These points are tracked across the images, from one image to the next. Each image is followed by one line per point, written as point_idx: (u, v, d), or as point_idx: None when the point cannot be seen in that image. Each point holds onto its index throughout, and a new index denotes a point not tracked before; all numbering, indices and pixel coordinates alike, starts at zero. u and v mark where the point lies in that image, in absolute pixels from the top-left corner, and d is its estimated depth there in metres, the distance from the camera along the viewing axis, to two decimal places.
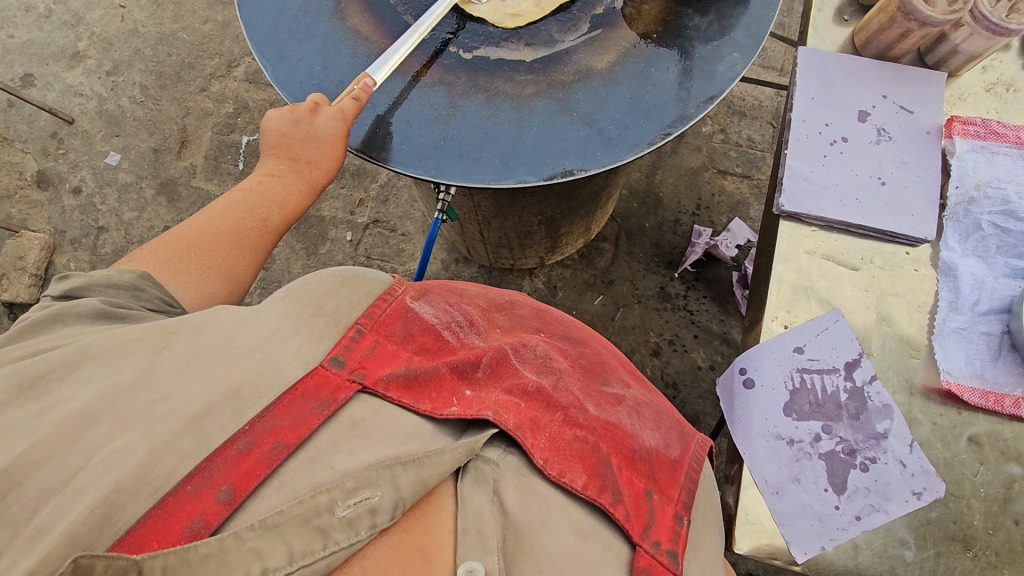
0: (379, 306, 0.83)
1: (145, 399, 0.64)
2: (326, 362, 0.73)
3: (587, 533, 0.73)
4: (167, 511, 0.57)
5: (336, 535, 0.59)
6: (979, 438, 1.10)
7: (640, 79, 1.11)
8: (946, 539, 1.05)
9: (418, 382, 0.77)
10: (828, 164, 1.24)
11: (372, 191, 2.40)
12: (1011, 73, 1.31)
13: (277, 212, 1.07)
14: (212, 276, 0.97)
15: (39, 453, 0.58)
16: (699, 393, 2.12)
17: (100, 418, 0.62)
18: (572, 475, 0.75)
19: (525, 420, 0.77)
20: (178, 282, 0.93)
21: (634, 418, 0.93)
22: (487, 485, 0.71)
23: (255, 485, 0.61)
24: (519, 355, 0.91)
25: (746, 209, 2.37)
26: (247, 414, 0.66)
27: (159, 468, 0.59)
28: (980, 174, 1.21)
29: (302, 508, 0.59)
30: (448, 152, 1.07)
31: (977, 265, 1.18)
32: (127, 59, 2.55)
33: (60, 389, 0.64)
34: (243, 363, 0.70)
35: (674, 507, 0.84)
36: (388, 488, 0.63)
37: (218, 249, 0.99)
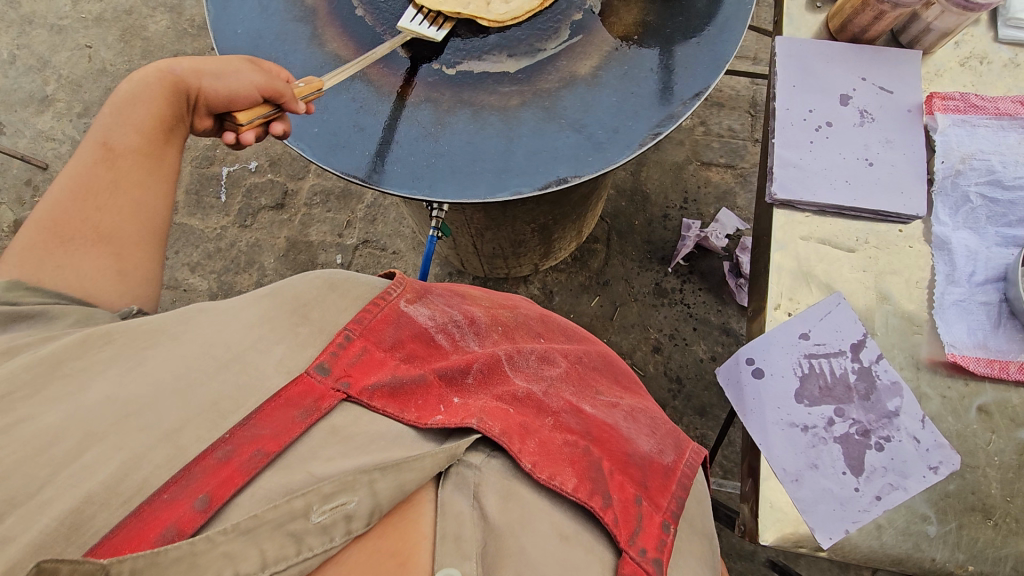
0: (368, 313, 0.81)
1: (115, 414, 0.61)
2: (312, 368, 0.71)
3: (569, 537, 0.69)
4: (143, 519, 0.56)
5: (311, 540, 0.58)
6: (988, 408, 1.11)
7: (625, 82, 1.11)
8: (966, 510, 1.06)
9: (405, 390, 0.75)
10: (815, 150, 1.25)
11: (359, 211, 2.39)
12: (983, 46, 1.33)
13: (125, 135, 0.94)
14: (89, 244, 0.87)
15: (2, 467, 0.55)
16: (703, 385, 2.13)
17: (70, 431, 0.59)
18: (563, 478, 0.72)
19: (512, 426, 0.75)
20: (54, 271, 0.82)
21: (630, 423, 0.93)
22: (467, 488, 0.69)
23: (233, 492, 0.59)
24: (512, 362, 0.90)
25: (733, 198, 2.39)
26: (226, 424, 0.64)
27: (131, 479, 0.58)
28: (964, 147, 1.23)
29: (277, 513, 0.57)
30: (442, 171, 1.06)
31: (969, 237, 1.19)
32: (98, 100, 2.51)
33: (20, 403, 0.60)
34: (226, 373, 0.68)
35: (663, 515, 0.78)
36: (364, 493, 0.61)
37: (75, 215, 0.87)
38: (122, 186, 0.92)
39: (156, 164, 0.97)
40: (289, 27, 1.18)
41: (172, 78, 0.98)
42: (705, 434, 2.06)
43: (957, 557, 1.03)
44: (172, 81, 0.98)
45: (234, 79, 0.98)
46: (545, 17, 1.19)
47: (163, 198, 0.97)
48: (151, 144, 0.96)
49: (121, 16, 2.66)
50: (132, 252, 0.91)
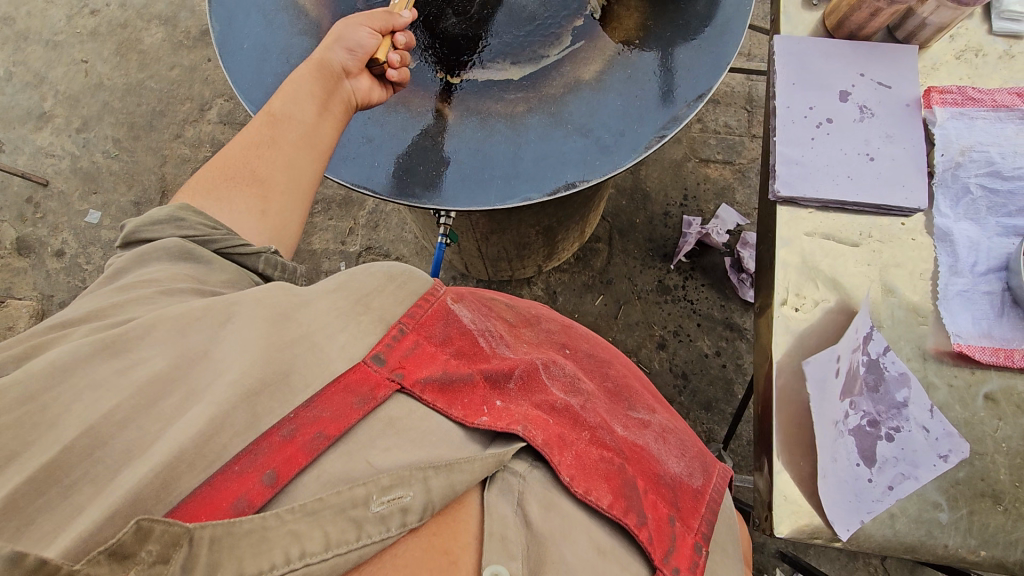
0: (419, 308, 0.82)
1: (210, 374, 0.62)
2: (369, 359, 0.70)
3: (607, 552, 0.72)
4: (217, 488, 0.57)
5: (369, 528, 0.59)
6: (995, 395, 1.13)
7: (629, 85, 1.13)
8: (977, 496, 1.08)
9: (453, 386, 0.74)
10: (817, 146, 1.27)
11: (361, 218, 2.40)
12: (978, 39, 1.35)
13: (287, 105, 0.94)
14: (245, 184, 0.89)
15: (120, 415, 0.57)
16: (709, 380, 2.15)
17: (174, 389, 0.60)
18: (598, 493, 0.74)
19: (553, 436, 0.75)
20: (212, 202, 0.87)
21: (660, 442, 0.94)
22: (512, 495, 0.70)
23: (297, 471, 0.60)
24: (549, 370, 0.90)
25: (732, 193, 2.41)
26: (297, 400, 0.64)
27: (216, 442, 0.58)
28: (963, 140, 1.25)
29: (339, 498, 0.59)
30: (452, 179, 1.07)
31: (971, 228, 1.21)
32: (96, 114, 2.51)
33: (138, 345, 0.62)
34: (299, 347, 0.67)
35: (694, 536, 0.82)
36: (419, 488, 0.62)
37: (238, 157, 0.90)
38: (280, 143, 0.92)
39: (310, 136, 0.95)
40: (294, 40, 1.19)
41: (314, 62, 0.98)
42: (712, 428, 2.08)
43: (969, 542, 1.06)
44: (318, 63, 0.99)
45: (348, 33, 1.02)
46: (546, 22, 1.20)
47: (315, 165, 0.96)
48: (307, 115, 0.95)
49: (116, 30, 2.66)
50: (278, 198, 0.91)
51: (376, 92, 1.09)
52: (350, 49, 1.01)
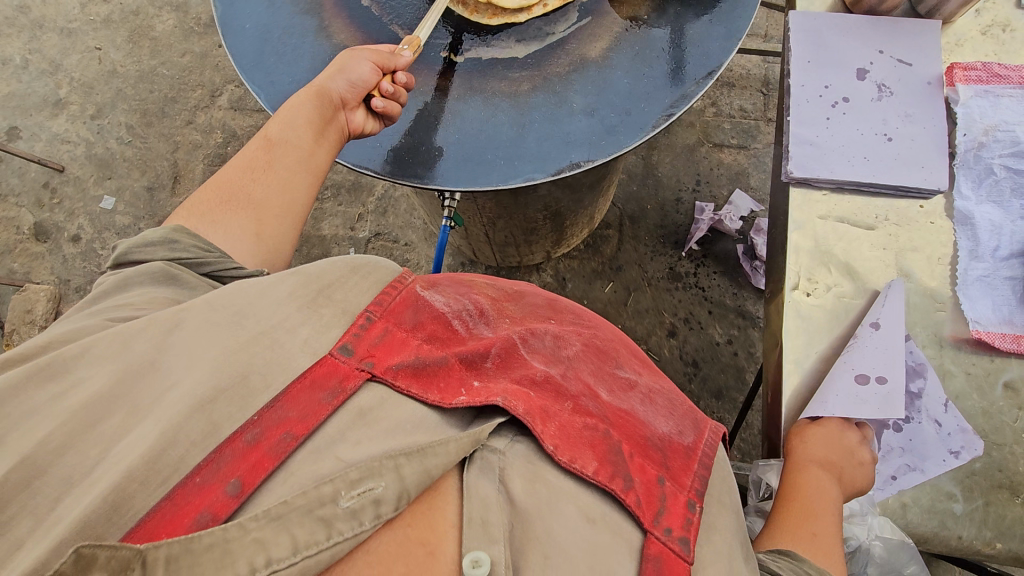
0: (387, 295, 0.82)
1: (154, 390, 0.63)
2: (336, 351, 0.71)
3: (596, 521, 0.70)
4: (177, 504, 0.56)
5: (339, 526, 0.57)
6: (1014, 384, 1.10)
7: (635, 63, 1.10)
8: (993, 487, 1.05)
9: (427, 372, 0.75)
10: (832, 126, 1.23)
11: (370, 204, 2.40)
12: (1005, 14, 1.30)
13: (282, 128, 0.98)
14: (243, 208, 0.94)
15: (56, 442, 0.57)
16: (720, 368, 2.12)
17: (115, 407, 0.61)
18: (583, 461, 0.73)
19: (535, 407, 0.75)
20: (209, 227, 0.91)
21: (647, 404, 0.94)
22: (492, 473, 0.68)
23: (263, 477, 0.59)
24: (529, 344, 0.89)
25: (746, 178, 2.36)
26: (256, 403, 0.64)
27: (169, 457, 0.58)
28: (987, 119, 1.19)
29: (305, 499, 0.56)
30: (456, 159, 1.06)
31: (993, 211, 1.16)
32: (110, 101, 2.53)
33: (77, 366, 0.63)
34: (252, 347, 0.67)
35: (687, 494, 0.78)
36: (391, 478, 0.61)
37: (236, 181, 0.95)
38: (272, 169, 0.97)
39: (304, 159, 0.99)
40: (297, 20, 1.17)
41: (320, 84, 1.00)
42: (723, 417, 2.06)
43: (983, 534, 1.03)
44: (314, 88, 1.00)
45: (351, 66, 1.02)
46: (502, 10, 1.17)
47: (307, 187, 1.00)
48: (303, 139, 0.99)
49: (129, 17, 2.67)
50: (272, 221, 0.95)
51: (371, 126, 1.06)
52: (352, 82, 1.01)
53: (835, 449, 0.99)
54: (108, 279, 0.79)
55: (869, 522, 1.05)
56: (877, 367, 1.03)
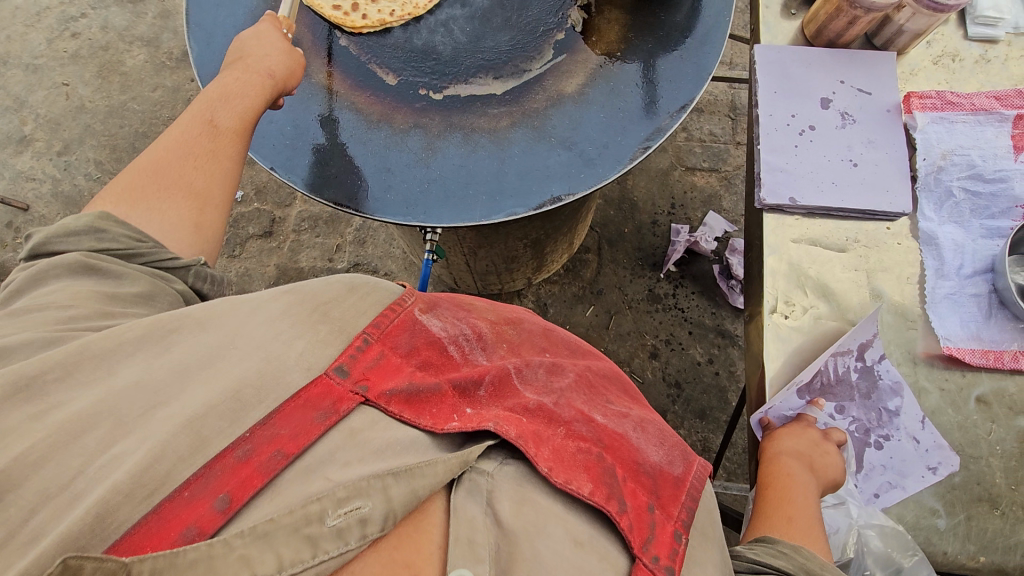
0: (385, 317, 0.82)
1: (145, 405, 0.62)
2: (331, 370, 0.70)
3: (584, 543, 0.68)
4: (163, 518, 0.55)
5: (327, 545, 0.57)
6: (986, 398, 1.14)
7: (612, 99, 1.12)
8: (973, 501, 1.08)
9: (420, 398, 0.74)
10: (800, 153, 1.27)
11: (349, 235, 2.38)
12: (954, 45, 1.37)
13: (229, 117, 1.01)
14: (179, 195, 0.93)
15: (36, 454, 0.55)
16: (702, 388, 2.15)
17: (101, 419, 0.59)
18: (578, 483, 0.72)
19: (527, 431, 0.75)
20: (143, 214, 0.90)
21: (641, 433, 0.91)
22: (480, 495, 0.68)
23: (252, 494, 0.58)
24: (521, 375, 0.88)
25: (719, 201, 2.42)
26: (248, 419, 0.63)
27: (156, 470, 0.57)
28: (944, 144, 1.25)
29: (292, 517, 0.57)
30: (437, 194, 1.06)
31: (955, 231, 1.21)
32: (78, 137, 2.49)
33: (54, 388, 0.61)
34: (243, 364, 0.66)
35: (675, 524, 0.77)
36: (378, 499, 0.60)
37: (174, 165, 0.94)
38: (218, 155, 0.98)
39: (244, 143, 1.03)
40: None
41: (274, 85, 1.05)
42: (707, 437, 2.08)
43: (967, 548, 1.05)
44: (263, 82, 1.04)
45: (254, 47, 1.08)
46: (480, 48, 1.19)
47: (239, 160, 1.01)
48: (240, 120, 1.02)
49: (97, 52, 2.64)
50: (211, 207, 0.96)
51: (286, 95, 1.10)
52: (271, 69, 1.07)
53: (803, 443, 1.07)
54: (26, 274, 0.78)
55: (851, 510, 1.09)
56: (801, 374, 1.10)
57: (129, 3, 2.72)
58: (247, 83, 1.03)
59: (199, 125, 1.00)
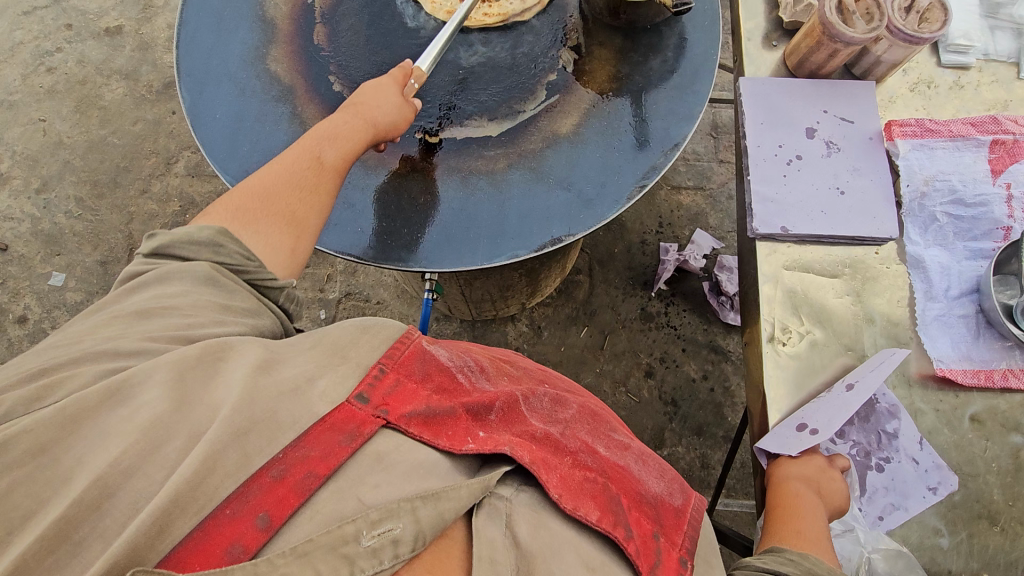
0: (396, 349, 0.80)
1: (204, 417, 0.63)
2: (352, 398, 0.71)
3: (597, 569, 0.70)
4: (208, 534, 0.57)
5: (361, 563, 0.59)
6: (980, 416, 1.17)
7: (606, 137, 1.14)
8: (973, 519, 1.11)
9: (437, 420, 0.75)
10: (790, 182, 1.30)
11: (339, 264, 2.36)
12: (929, 72, 1.42)
13: (334, 154, 1.03)
14: (283, 223, 0.95)
15: (126, 462, 0.57)
16: (698, 405, 2.17)
17: (174, 432, 0.61)
18: (586, 509, 0.74)
19: (537, 456, 0.76)
20: (251, 234, 0.92)
21: (641, 464, 0.93)
22: (500, 518, 0.69)
23: (290, 513, 0.60)
24: (528, 404, 0.89)
25: (705, 218, 2.46)
26: (282, 440, 0.64)
27: (208, 485, 0.58)
28: (926, 170, 1.29)
29: (329, 537, 0.59)
30: (436, 239, 1.07)
31: (941, 253, 1.25)
32: (57, 173, 2.44)
33: (139, 393, 0.63)
34: (285, 384, 0.68)
35: (679, 550, 0.80)
36: (408, 519, 0.62)
37: (280, 193, 0.97)
38: (321, 190, 1.00)
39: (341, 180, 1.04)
40: (268, 106, 1.16)
41: (379, 133, 1.06)
42: (706, 453, 2.10)
43: (970, 566, 1.08)
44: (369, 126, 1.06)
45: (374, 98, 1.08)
46: (474, 91, 1.20)
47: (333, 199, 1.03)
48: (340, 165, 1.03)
49: (75, 86, 2.59)
50: (307, 240, 0.98)
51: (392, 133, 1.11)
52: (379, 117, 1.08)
53: (809, 467, 1.09)
54: (149, 274, 0.81)
55: (859, 535, 1.09)
56: (822, 421, 1.10)
57: (105, 35, 2.68)
58: (355, 129, 1.05)
59: (307, 158, 1.02)
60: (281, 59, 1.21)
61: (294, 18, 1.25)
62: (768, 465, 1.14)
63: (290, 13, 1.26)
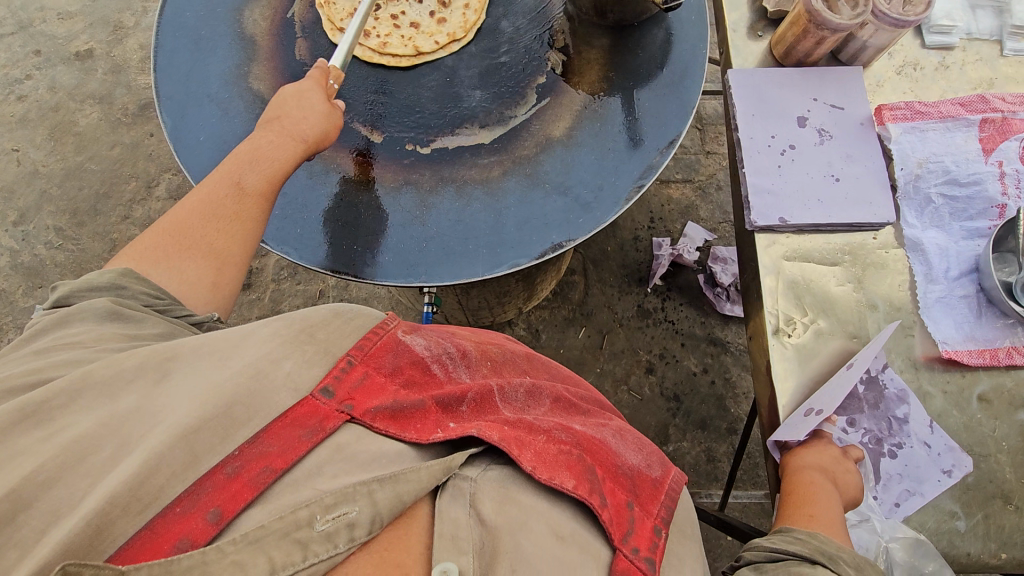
0: (368, 340, 0.78)
1: (145, 423, 0.61)
2: (317, 391, 0.68)
3: (565, 537, 0.68)
4: (156, 532, 0.55)
5: (316, 548, 0.57)
6: (988, 395, 1.17)
7: (600, 139, 1.13)
8: (988, 499, 1.11)
9: (404, 414, 0.72)
10: (785, 173, 1.30)
11: (330, 279, 2.33)
12: (914, 54, 1.42)
13: (254, 178, 0.98)
14: (201, 255, 0.91)
15: (46, 473, 0.55)
16: (701, 399, 2.16)
17: (105, 440, 0.58)
18: (561, 478, 0.71)
19: (509, 435, 0.73)
20: (161, 269, 0.87)
21: (619, 439, 0.91)
22: (463, 499, 0.66)
23: (243, 506, 0.58)
24: (504, 394, 0.85)
25: (696, 211, 2.46)
26: (237, 436, 0.62)
27: (151, 484, 0.56)
28: (918, 153, 1.29)
29: (282, 522, 0.57)
30: (435, 253, 1.04)
31: (938, 235, 1.25)
32: (34, 204, 2.38)
33: (62, 412, 0.60)
34: (237, 378, 0.65)
35: (654, 520, 0.78)
36: (365, 503, 0.60)
37: (197, 226, 0.92)
38: (242, 219, 0.96)
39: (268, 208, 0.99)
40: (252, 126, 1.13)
41: (310, 147, 1.04)
42: (711, 446, 2.10)
43: (988, 547, 1.08)
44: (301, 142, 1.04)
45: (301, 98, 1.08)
46: (464, 101, 1.18)
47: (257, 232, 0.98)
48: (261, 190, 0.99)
49: (48, 113, 2.53)
50: (230, 270, 0.93)
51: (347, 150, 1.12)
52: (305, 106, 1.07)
53: (824, 458, 1.08)
54: (47, 318, 0.75)
55: (875, 525, 1.09)
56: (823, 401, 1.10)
57: (75, 59, 2.62)
58: (282, 147, 1.03)
59: (225, 185, 0.97)
60: (263, 76, 1.18)
61: (274, 34, 1.22)
62: (782, 456, 1.14)
63: (269, 29, 1.23)
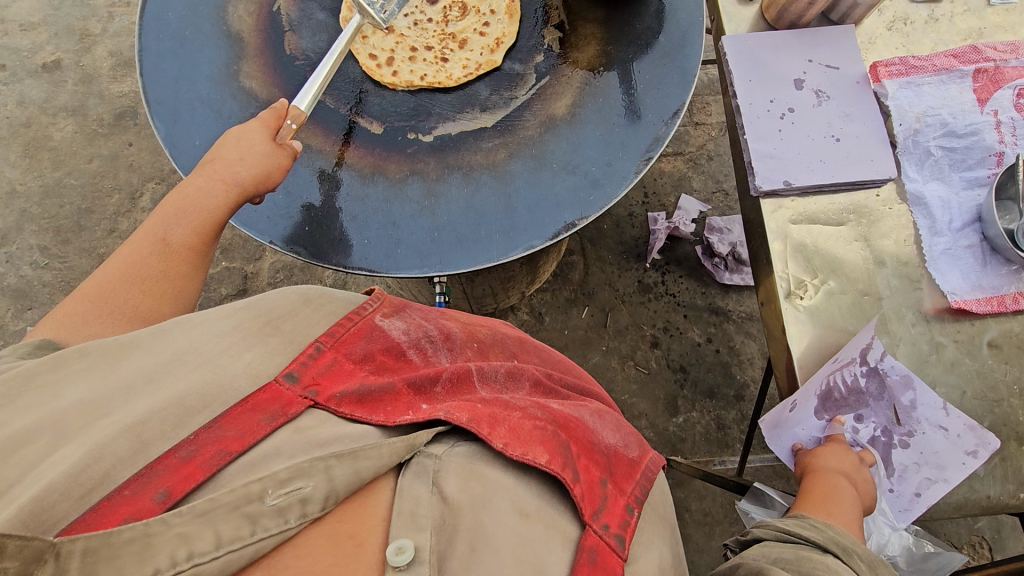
0: (342, 326, 0.80)
1: (87, 417, 0.60)
2: (279, 377, 0.69)
3: (530, 514, 0.67)
4: (101, 514, 0.52)
5: (265, 522, 0.54)
6: (997, 341, 1.19)
7: (603, 115, 1.11)
8: (1005, 442, 1.13)
9: (372, 397, 0.71)
10: (785, 136, 1.30)
11: (328, 278, 2.30)
12: (903, 8, 1.42)
13: (183, 233, 0.94)
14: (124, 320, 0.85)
15: None
16: (707, 368, 2.18)
17: (43, 433, 0.57)
18: (534, 454, 0.71)
19: (481, 415, 0.72)
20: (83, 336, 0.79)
21: (595, 417, 0.92)
22: (427, 475, 0.64)
23: (194, 486, 0.55)
24: (482, 374, 0.85)
25: (688, 183, 2.46)
26: (192, 424, 0.62)
27: (94, 470, 0.55)
28: (916, 107, 1.30)
29: (232, 495, 0.53)
30: (447, 241, 1.03)
31: (939, 187, 1.26)
32: (15, 224, 2.31)
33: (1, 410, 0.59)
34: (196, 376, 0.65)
35: (626, 498, 0.80)
36: (320, 478, 0.58)
37: (114, 290, 0.85)
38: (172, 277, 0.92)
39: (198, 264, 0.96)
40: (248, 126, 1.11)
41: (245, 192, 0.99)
42: (720, 414, 2.12)
43: (1007, 488, 1.11)
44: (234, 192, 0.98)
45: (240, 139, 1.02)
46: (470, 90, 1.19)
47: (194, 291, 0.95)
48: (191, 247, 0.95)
49: (19, 130, 2.45)
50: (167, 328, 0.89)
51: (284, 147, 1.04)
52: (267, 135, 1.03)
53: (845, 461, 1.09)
54: None
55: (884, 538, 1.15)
56: None
57: (43, 71, 2.53)
58: (214, 195, 0.97)
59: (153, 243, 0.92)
60: (254, 75, 1.15)
61: (260, 30, 1.19)
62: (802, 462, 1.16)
63: (254, 24, 1.20)
